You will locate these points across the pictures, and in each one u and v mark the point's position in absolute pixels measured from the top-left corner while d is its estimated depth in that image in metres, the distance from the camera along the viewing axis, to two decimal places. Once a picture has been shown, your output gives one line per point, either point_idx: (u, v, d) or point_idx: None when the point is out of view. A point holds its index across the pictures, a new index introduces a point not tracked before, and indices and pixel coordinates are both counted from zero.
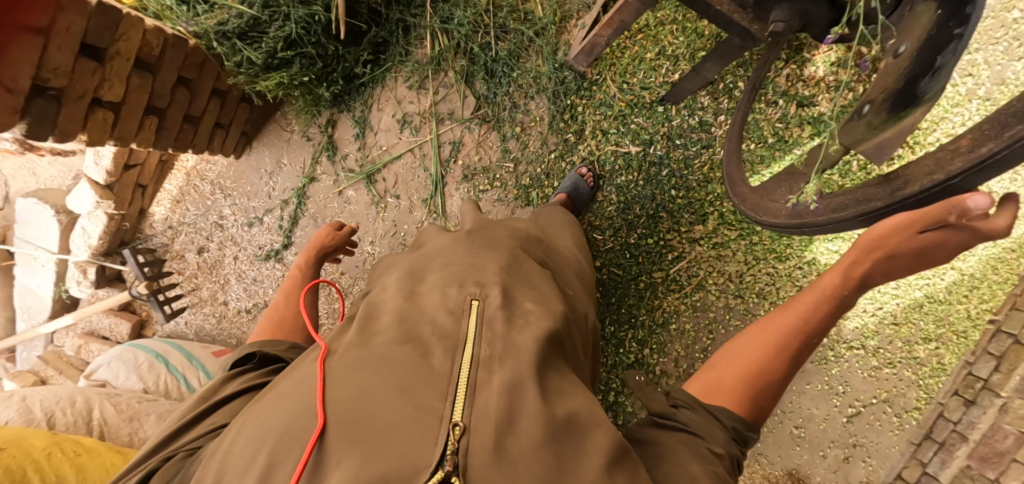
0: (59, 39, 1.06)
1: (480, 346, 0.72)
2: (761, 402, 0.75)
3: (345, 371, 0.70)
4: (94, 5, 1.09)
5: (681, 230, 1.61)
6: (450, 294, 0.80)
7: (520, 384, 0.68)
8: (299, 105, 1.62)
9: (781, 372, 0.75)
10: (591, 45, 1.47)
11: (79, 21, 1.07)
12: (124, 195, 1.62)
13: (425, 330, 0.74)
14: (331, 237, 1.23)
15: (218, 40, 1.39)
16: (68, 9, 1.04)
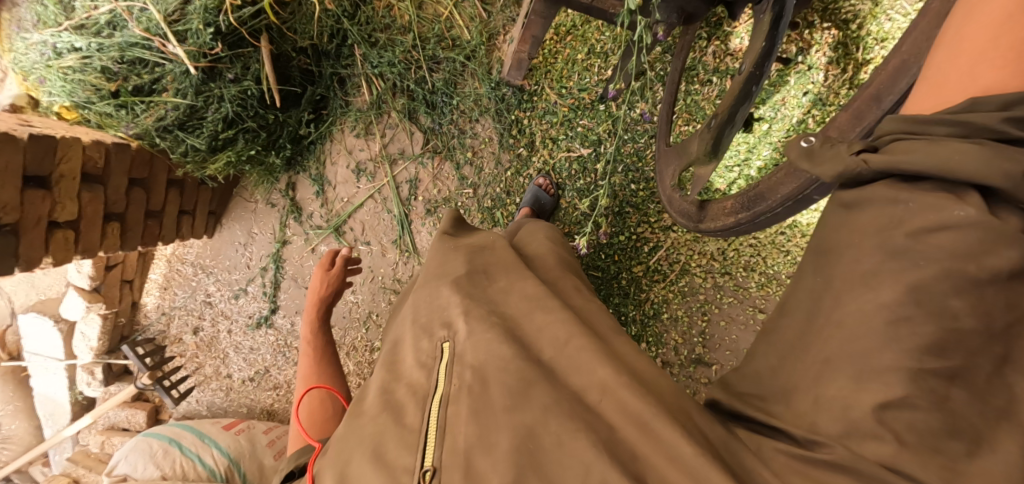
0: (1, 177, 1.09)
1: (449, 381, 0.73)
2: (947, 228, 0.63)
3: (332, 447, 0.73)
4: (26, 139, 1.12)
5: (651, 221, 1.60)
6: (420, 343, 0.80)
7: (487, 408, 0.68)
8: (255, 179, 1.68)
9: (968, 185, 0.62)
10: (518, 61, 1.47)
11: (16, 157, 1.11)
12: (113, 294, 1.69)
13: (400, 389, 0.76)
14: (329, 280, 1.29)
15: (160, 135, 1.43)
16: (3, 149, 1.08)
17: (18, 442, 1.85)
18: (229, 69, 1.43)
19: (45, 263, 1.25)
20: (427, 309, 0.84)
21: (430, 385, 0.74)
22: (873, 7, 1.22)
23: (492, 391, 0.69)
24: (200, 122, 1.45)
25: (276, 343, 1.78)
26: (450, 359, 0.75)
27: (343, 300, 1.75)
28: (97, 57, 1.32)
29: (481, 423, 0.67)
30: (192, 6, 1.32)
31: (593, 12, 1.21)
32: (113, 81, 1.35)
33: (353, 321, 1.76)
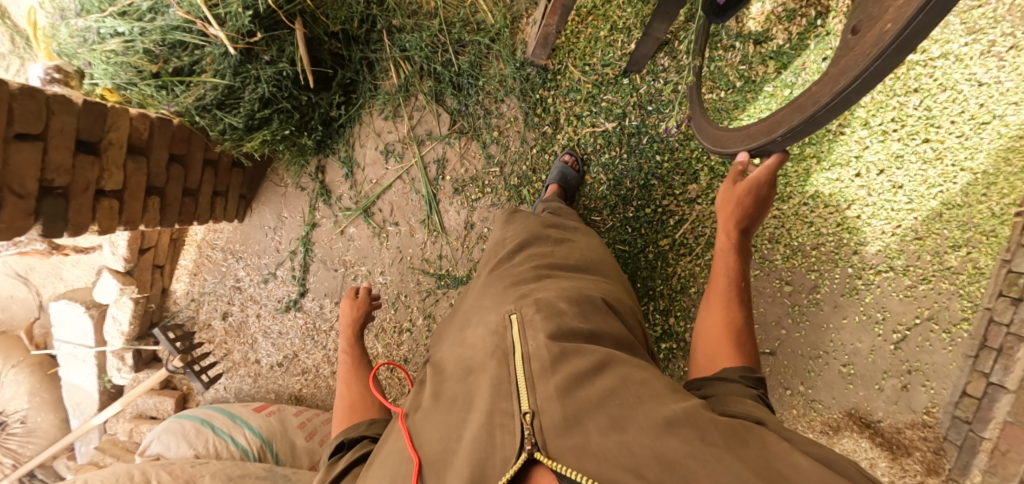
0: (56, 139, 1.13)
1: (529, 346, 0.85)
2: (744, 349, 1.02)
3: (425, 421, 0.84)
4: (79, 103, 1.16)
5: (676, 194, 1.63)
6: (492, 320, 0.92)
7: (577, 372, 0.81)
8: (287, 159, 1.70)
9: (740, 313, 1.06)
10: (544, 37, 1.50)
11: (70, 120, 1.15)
12: (144, 277, 1.70)
13: (479, 354, 0.88)
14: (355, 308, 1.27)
15: (199, 114, 1.47)
16: (58, 110, 1.12)
17: (43, 435, 1.82)
18: (266, 51, 1.46)
19: (92, 231, 1.28)
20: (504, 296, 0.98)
21: (510, 349, 0.86)
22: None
23: (576, 361, 0.82)
24: (237, 101, 1.48)
25: (304, 327, 1.79)
26: (520, 326, 0.88)
27: (371, 281, 1.77)
28: (139, 41, 1.36)
29: (570, 377, 0.80)
30: None
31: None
32: (155, 63, 1.39)
33: (382, 303, 1.77)
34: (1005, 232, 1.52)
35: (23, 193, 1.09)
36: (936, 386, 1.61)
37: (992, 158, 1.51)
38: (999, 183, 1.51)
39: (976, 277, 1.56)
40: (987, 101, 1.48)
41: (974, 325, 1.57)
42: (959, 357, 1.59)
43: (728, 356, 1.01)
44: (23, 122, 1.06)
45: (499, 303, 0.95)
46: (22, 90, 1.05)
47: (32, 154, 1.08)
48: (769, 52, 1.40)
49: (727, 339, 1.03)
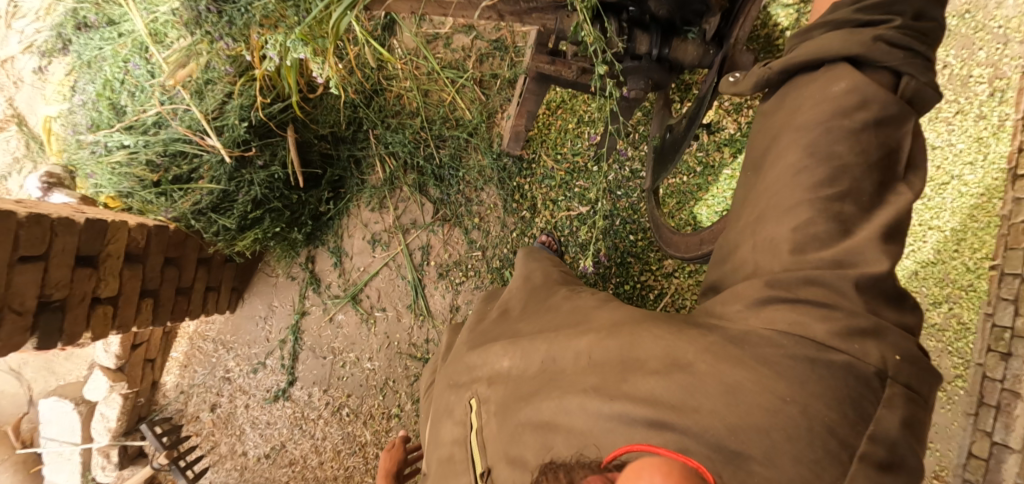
0: (57, 258, 1.20)
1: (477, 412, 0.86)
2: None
3: None
4: (81, 222, 1.24)
5: (653, 269, 1.70)
6: (455, 404, 0.93)
7: (508, 413, 0.78)
8: (277, 253, 1.79)
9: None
10: (516, 133, 1.63)
11: (71, 239, 1.23)
12: (135, 373, 1.73)
13: (452, 441, 0.91)
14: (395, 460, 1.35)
15: (195, 218, 1.57)
16: (61, 231, 1.20)
17: None
18: (259, 156, 1.60)
19: (85, 337, 1.34)
20: (458, 370, 0.99)
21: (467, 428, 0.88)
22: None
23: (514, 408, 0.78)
24: (232, 204, 1.59)
25: (293, 416, 1.79)
26: (477, 405, 0.87)
27: (360, 367, 1.80)
28: (143, 152, 1.50)
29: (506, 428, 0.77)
30: (230, 105, 1.52)
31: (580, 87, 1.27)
32: (156, 173, 1.52)
33: (371, 389, 1.79)
34: (984, 287, 1.65)
35: (22, 309, 1.16)
36: (943, 448, 1.69)
37: (957, 214, 1.68)
38: (970, 240, 1.67)
39: (963, 333, 1.68)
40: (943, 162, 1.70)
41: (968, 383, 1.66)
42: (959, 416, 1.67)
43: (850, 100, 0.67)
44: (28, 247, 1.13)
45: (460, 386, 0.94)
46: (28, 218, 1.12)
47: (34, 274, 1.15)
48: (724, 140, 1.52)
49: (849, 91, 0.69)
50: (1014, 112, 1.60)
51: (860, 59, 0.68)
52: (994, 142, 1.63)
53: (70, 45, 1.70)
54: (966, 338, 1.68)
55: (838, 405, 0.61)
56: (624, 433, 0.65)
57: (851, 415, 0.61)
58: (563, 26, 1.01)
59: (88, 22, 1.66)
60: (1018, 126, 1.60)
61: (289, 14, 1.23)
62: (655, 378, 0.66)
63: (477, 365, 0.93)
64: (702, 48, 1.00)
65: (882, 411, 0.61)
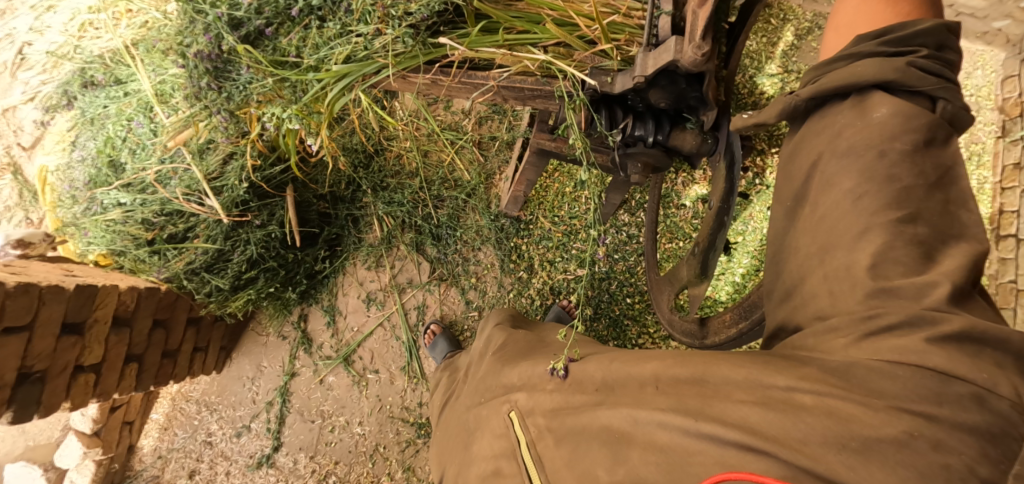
0: (42, 328, 1.15)
1: (528, 432, 0.80)
2: (900, 5, 0.71)
3: None
4: (72, 289, 1.19)
5: (650, 332, 1.70)
6: (492, 424, 0.89)
7: (570, 433, 0.75)
8: (270, 312, 1.75)
9: (905, 8, 0.70)
10: (515, 197, 1.65)
11: (59, 307, 1.17)
12: (111, 438, 1.64)
13: (485, 462, 0.84)
14: None
15: (188, 277, 1.54)
16: (50, 300, 1.15)
17: None
18: (257, 216, 1.58)
19: (62, 408, 1.27)
20: (494, 390, 0.96)
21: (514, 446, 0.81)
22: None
23: (569, 421, 0.76)
24: (226, 263, 1.57)
25: None
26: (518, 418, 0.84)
27: (349, 431, 1.73)
28: (139, 211, 1.47)
29: (569, 444, 0.74)
30: (230, 166, 1.48)
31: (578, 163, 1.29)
32: (150, 231, 1.49)
33: (359, 455, 1.72)
34: None
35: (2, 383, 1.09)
36: None
37: None
38: None
39: None
40: None
41: None
42: None
43: (899, 14, 0.70)
44: (14, 318, 1.07)
45: (492, 403, 0.91)
46: (19, 286, 1.07)
47: (17, 345, 1.09)
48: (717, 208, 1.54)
49: (885, 3, 0.71)
50: (992, 176, 1.71)
51: (893, 84, 0.65)
52: None
53: (74, 101, 1.72)
54: None
55: (957, 413, 0.54)
56: (717, 456, 0.60)
57: (982, 446, 0.53)
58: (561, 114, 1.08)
59: (95, 81, 1.70)
60: (997, 189, 1.69)
61: (285, 95, 1.14)
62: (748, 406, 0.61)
63: (513, 385, 0.93)
64: (700, 137, 1.02)
65: (1008, 438, 0.53)
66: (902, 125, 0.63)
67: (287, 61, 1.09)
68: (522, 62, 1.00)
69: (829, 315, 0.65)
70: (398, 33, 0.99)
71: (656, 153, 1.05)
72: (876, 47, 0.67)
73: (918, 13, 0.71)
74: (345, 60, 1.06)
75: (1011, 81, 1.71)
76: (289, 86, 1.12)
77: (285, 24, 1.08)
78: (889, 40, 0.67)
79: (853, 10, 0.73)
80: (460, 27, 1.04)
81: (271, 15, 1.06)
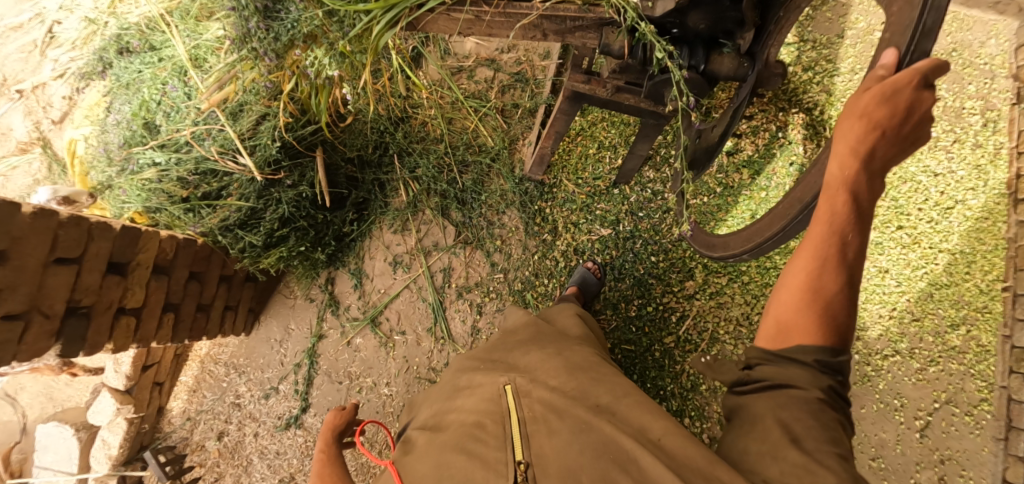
0: (90, 262, 1.18)
1: (524, 409, 0.96)
2: (846, 185, 0.87)
3: (423, 458, 0.96)
4: (117, 228, 1.23)
5: (674, 291, 1.71)
6: (487, 382, 1.03)
7: (569, 430, 0.92)
8: (298, 273, 1.77)
9: (844, 197, 0.86)
10: (540, 157, 1.67)
11: (106, 244, 1.21)
12: (142, 397, 1.66)
13: (473, 408, 0.99)
14: (341, 420, 1.22)
15: (222, 234, 1.57)
16: (98, 236, 1.18)
17: None
18: (288, 176, 1.60)
19: (104, 349, 1.29)
20: (499, 362, 1.10)
21: (507, 412, 0.97)
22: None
23: (567, 426, 0.93)
24: (258, 221, 1.60)
25: (304, 445, 1.71)
26: (517, 394, 0.99)
27: (377, 393, 1.74)
28: (174, 170, 1.50)
29: (562, 446, 0.91)
30: (263, 125, 1.52)
31: (611, 105, 1.31)
32: (186, 189, 1.52)
33: (387, 417, 1.73)
34: (998, 308, 1.69)
35: (51, 314, 1.12)
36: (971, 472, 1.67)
37: (965, 238, 1.72)
38: (978, 260, 1.70)
39: (982, 357, 1.69)
40: (946, 189, 1.73)
41: (994, 406, 1.67)
42: (990, 441, 1.67)
43: (843, 199, 0.86)
44: (64, 248, 1.11)
45: (493, 374, 1.05)
46: (69, 218, 1.11)
47: (67, 276, 1.12)
48: (741, 162, 1.65)
49: (841, 175, 0.87)
50: (1007, 141, 1.71)
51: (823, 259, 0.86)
52: (992, 170, 1.71)
53: (109, 68, 1.77)
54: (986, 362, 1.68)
55: None
56: None
57: None
58: (607, 42, 1.09)
59: (130, 48, 1.75)
60: (1013, 154, 1.70)
61: (332, 30, 1.14)
62: (689, 454, 0.87)
63: (518, 365, 1.07)
64: (738, 61, 1.08)
65: None
66: (818, 287, 0.86)
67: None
68: None
69: (787, 404, 0.83)
70: None
71: (699, 80, 1.08)
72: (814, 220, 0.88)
73: (855, 201, 0.86)
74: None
75: None
76: (336, 21, 1.12)
77: None
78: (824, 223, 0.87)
79: (835, 160, 0.88)
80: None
81: None
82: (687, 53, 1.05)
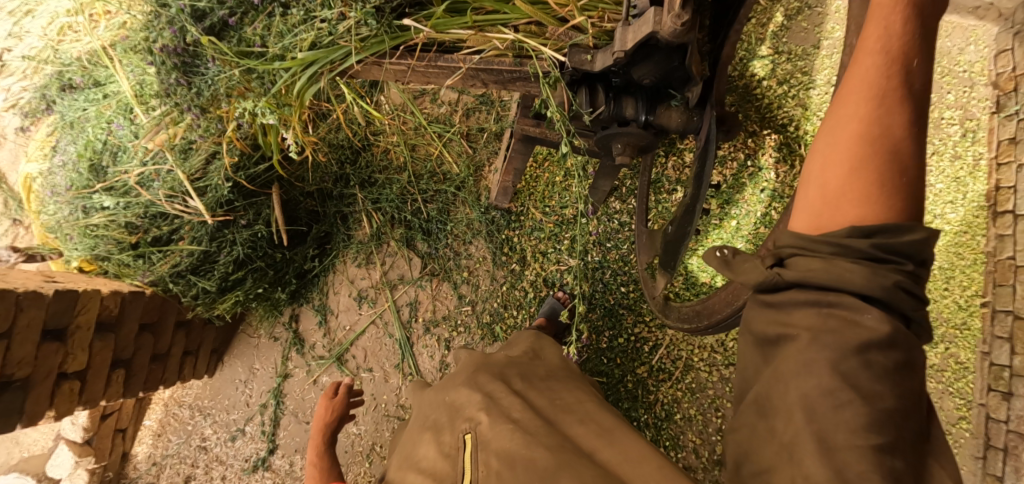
0: (22, 334, 1.15)
1: (478, 470, 0.86)
2: (893, 110, 0.63)
3: None
4: (51, 295, 1.19)
5: (646, 321, 1.67)
6: (445, 440, 0.94)
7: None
8: (260, 313, 1.73)
9: (900, 149, 0.63)
10: (504, 187, 1.62)
11: (38, 313, 1.17)
12: (103, 446, 1.63)
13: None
14: (330, 406, 1.42)
15: (173, 280, 1.51)
16: (28, 306, 1.15)
17: None
18: (243, 216, 1.54)
19: (47, 416, 1.26)
20: (456, 400, 0.99)
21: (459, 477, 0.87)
22: (802, 112, 1.59)
23: (523, 473, 0.81)
24: (212, 265, 1.54)
25: None
26: (473, 447, 0.89)
27: (345, 431, 1.71)
28: (122, 214, 1.42)
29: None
30: (214, 165, 1.42)
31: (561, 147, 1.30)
32: (134, 234, 1.44)
33: (357, 455, 1.70)
34: (976, 325, 1.57)
35: None
36: None
37: (943, 254, 1.63)
38: (957, 277, 1.61)
39: (962, 374, 1.58)
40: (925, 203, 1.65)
41: (974, 424, 1.55)
42: (970, 461, 1.55)
43: (894, 123, 0.63)
44: None
45: (455, 417, 0.96)
46: None
47: None
48: None
49: (874, 104, 0.64)
50: (987, 152, 1.61)
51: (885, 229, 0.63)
52: (970, 181, 1.62)
53: (53, 105, 1.70)
54: (966, 378, 1.58)
55: None
56: None
57: None
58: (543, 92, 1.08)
59: (73, 84, 1.68)
60: (993, 165, 1.60)
61: (254, 87, 1.15)
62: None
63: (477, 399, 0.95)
64: (686, 114, 1.03)
65: None
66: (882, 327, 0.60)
67: (253, 52, 1.11)
68: (492, 43, 1.01)
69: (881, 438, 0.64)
70: (360, 15, 0.99)
71: (644, 134, 1.04)
72: (867, 247, 0.62)
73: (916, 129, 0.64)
74: (310, 46, 1.06)
75: (1005, 55, 1.61)
76: (255, 77, 1.13)
77: (249, 13, 1.09)
78: (881, 243, 0.62)
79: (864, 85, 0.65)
80: (426, 7, 1.02)
81: (235, 4, 1.07)
82: (631, 112, 1.02)
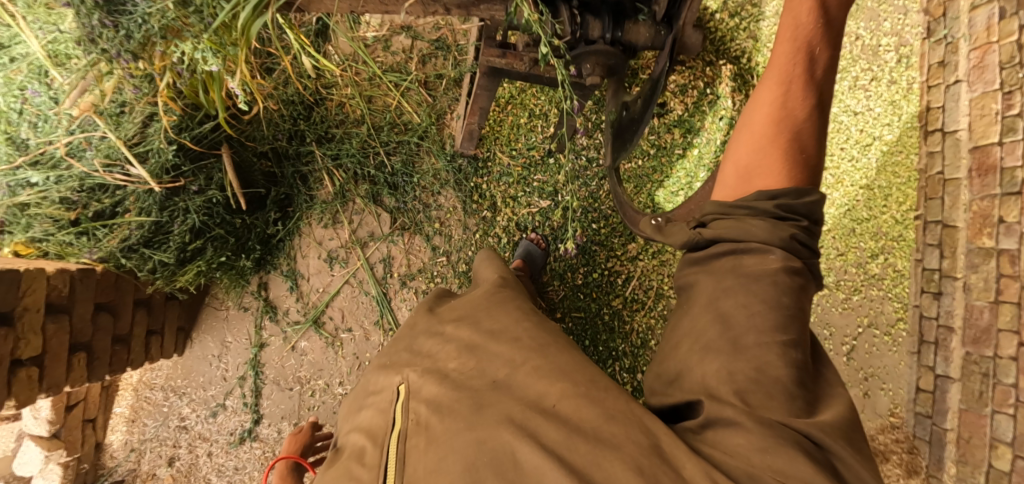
0: None
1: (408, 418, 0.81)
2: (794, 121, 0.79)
3: None
4: None
5: (618, 255, 1.72)
6: (382, 394, 0.90)
7: (451, 423, 0.76)
8: (226, 284, 1.65)
9: (802, 141, 0.79)
10: (470, 132, 1.58)
11: None
12: (74, 437, 1.55)
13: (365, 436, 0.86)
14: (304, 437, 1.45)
15: (125, 255, 1.41)
16: None
17: None
18: (193, 181, 1.44)
19: (7, 407, 1.18)
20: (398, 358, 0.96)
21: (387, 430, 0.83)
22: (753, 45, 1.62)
23: (449, 418, 0.77)
24: (166, 236, 1.44)
25: (264, 456, 1.68)
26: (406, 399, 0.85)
27: (331, 394, 1.71)
28: (54, 190, 1.31)
29: (438, 433, 0.76)
30: (152, 128, 1.33)
31: (532, 78, 1.27)
32: (72, 211, 1.34)
33: None
34: (910, 236, 1.71)
35: None
36: (891, 387, 1.72)
37: (882, 173, 1.73)
38: (894, 193, 1.72)
39: (899, 280, 1.72)
40: (865, 126, 1.74)
41: (908, 324, 1.71)
42: (904, 356, 1.72)
43: (794, 162, 0.79)
44: None
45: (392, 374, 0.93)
46: None
47: None
48: (672, 121, 1.66)
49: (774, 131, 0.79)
50: (919, 76, 1.71)
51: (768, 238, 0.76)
52: (904, 103, 1.73)
53: None
54: (902, 284, 1.72)
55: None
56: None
57: None
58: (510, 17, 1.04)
59: None
60: (924, 88, 1.71)
61: (192, 23, 1.02)
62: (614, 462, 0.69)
63: (422, 355, 0.93)
64: (653, 30, 1.05)
65: None
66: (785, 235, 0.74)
67: None
68: None
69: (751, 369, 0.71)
70: None
71: (613, 52, 1.04)
72: (770, 209, 0.76)
73: (803, 178, 0.79)
74: None
75: None
76: (193, 11, 1.00)
77: None
78: (784, 204, 0.77)
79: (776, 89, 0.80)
80: None
81: None
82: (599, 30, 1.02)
